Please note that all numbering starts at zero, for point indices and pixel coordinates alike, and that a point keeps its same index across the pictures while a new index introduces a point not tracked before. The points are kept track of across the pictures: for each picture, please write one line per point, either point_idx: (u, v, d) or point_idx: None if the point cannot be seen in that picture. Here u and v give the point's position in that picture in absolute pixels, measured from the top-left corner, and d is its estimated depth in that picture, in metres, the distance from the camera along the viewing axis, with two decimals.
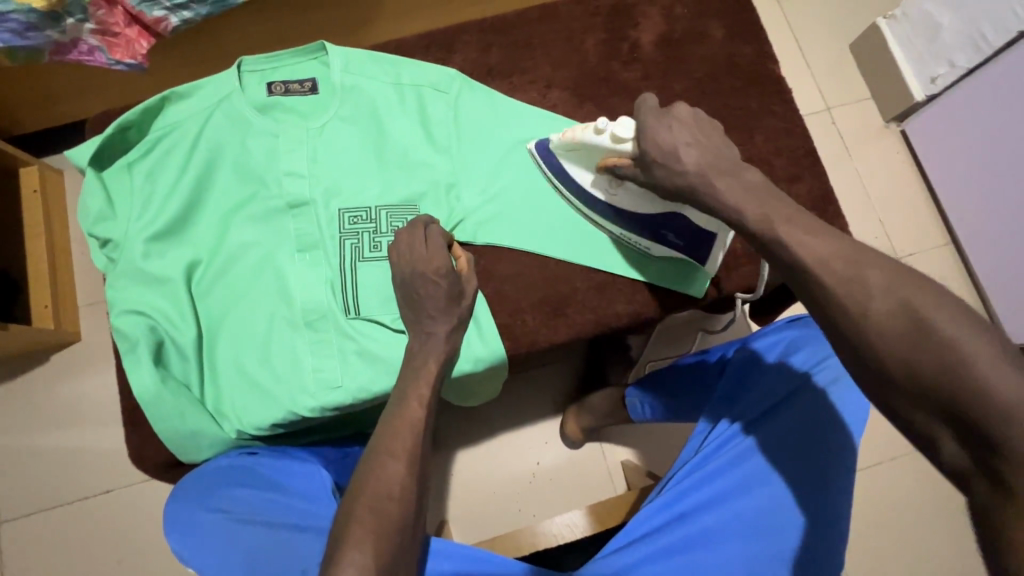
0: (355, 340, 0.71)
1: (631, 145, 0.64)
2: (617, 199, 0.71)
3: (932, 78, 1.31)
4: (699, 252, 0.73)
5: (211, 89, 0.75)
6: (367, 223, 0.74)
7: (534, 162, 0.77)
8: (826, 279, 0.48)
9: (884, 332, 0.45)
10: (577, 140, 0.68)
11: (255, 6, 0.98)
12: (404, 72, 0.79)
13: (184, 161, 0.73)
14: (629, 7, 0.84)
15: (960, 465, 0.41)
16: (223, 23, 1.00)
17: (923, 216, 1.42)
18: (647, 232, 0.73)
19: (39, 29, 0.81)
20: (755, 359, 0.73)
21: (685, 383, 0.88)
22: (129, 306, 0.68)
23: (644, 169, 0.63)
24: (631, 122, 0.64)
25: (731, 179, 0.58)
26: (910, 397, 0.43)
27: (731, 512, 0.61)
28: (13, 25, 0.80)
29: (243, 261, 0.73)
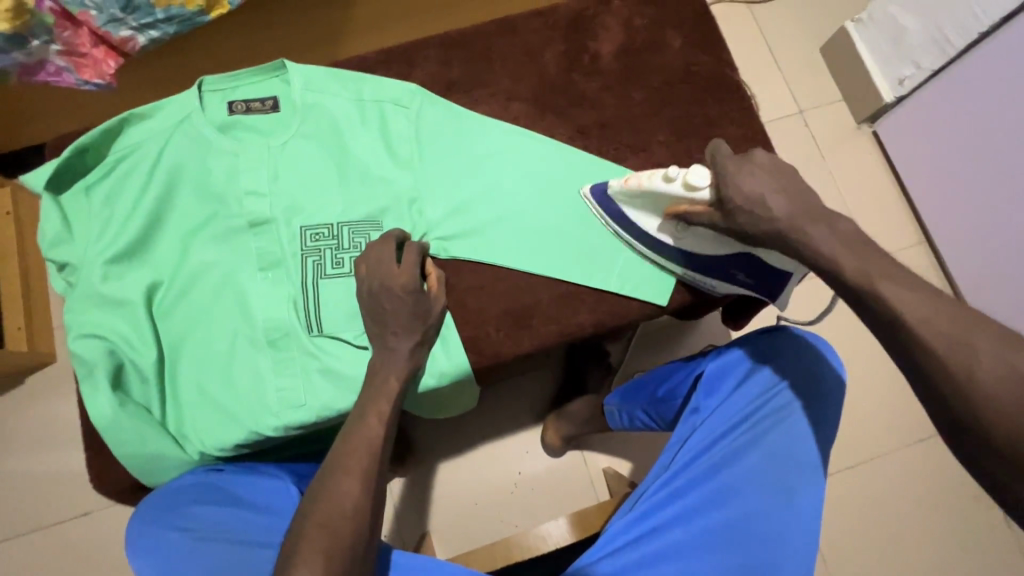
0: (317, 358, 0.71)
1: (707, 194, 0.65)
2: (684, 243, 0.73)
3: (899, 80, 1.33)
4: (768, 288, 0.77)
5: (171, 109, 0.75)
6: (329, 240, 0.74)
7: (586, 206, 0.78)
8: (934, 340, 0.49)
9: (977, 377, 0.47)
10: (647, 188, 0.69)
11: (220, 23, 0.98)
12: (366, 88, 0.79)
13: (144, 182, 0.73)
14: (587, 19, 0.85)
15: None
16: (189, 40, 1.00)
17: (896, 217, 1.43)
18: (715, 273, 0.75)
19: (4, 51, 0.81)
20: (725, 373, 0.75)
21: (661, 393, 0.87)
22: (87, 330, 0.68)
23: (724, 216, 0.64)
24: (702, 169, 0.65)
25: (827, 227, 0.60)
26: (1003, 460, 0.46)
27: (700, 525, 0.62)
28: None
29: (204, 281, 0.72)
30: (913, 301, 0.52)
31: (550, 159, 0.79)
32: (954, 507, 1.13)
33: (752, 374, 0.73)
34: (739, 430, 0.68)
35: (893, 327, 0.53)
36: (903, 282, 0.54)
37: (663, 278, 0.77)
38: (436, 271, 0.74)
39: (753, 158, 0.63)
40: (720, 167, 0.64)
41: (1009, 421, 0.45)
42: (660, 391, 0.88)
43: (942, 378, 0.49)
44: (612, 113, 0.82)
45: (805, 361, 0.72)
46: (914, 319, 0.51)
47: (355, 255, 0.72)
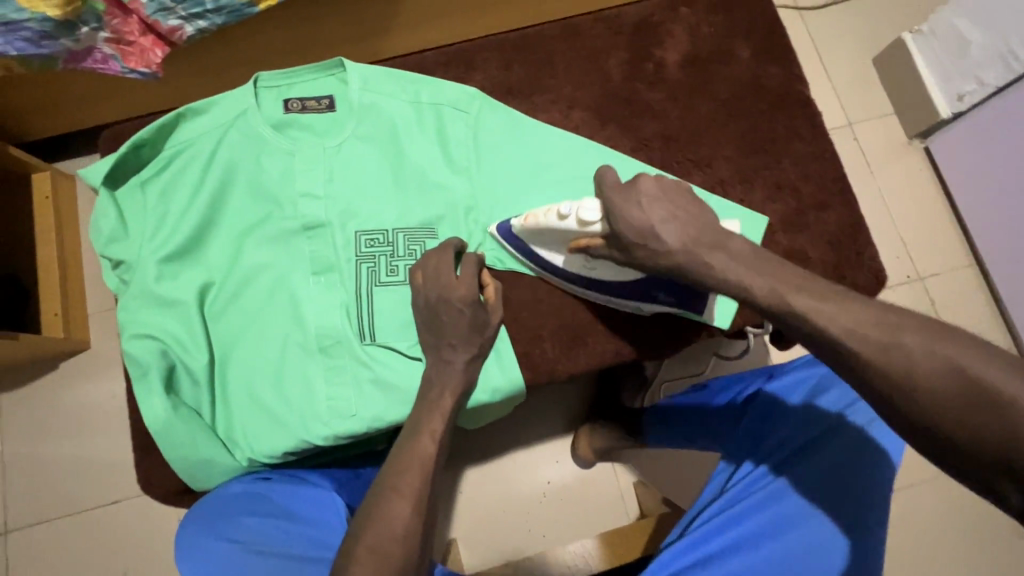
0: (369, 368, 0.69)
1: (600, 226, 0.63)
2: (597, 273, 0.70)
3: (958, 95, 1.28)
4: (693, 304, 0.70)
5: (226, 105, 0.73)
6: (384, 246, 0.72)
7: (501, 246, 0.73)
8: (865, 350, 0.48)
9: (921, 381, 0.46)
10: (536, 224, 0.66)
11: (270, 15, 0.97)
12: (424, 89, 0.77)
13: (199, 180, 0.72)
14: (652, 26, 0.82)
15: (1013, 502, 0.43)
16: (238, 31, 0.98)
17: (946, 237, 1.38)
18: (635, 294, 0.70)
19: (53, 37, 0.80)
20: (787, 393, 0.70)
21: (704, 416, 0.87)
22: (141, 330, 0.67)
23: (621, 250, 0.62)
24: (594, 202, 0.63)
25: (723, 253, 0.57)
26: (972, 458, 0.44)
27: (763, 554, 0.57)
28: (27, 34, 0.78)
29: (257, 283, 0.71)
30: (833, 312, 0.50)
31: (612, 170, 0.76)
32: (999, 542, 1.09)
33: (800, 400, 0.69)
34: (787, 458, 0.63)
35: (821, 343, 0.50)
36: (812, 294, 0.52)
37: (722, 302, 0.75)
38: (493, 282, 0.72)
39: (638, 186, 0.60)
40: (607, 200, 0.61)
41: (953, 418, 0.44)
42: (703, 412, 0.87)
43: (886, 388, 0.47)
44: (676, 125, 0.79)
45: None
46: (839, 333, 0.49)
47: (410, 264, 0.71)
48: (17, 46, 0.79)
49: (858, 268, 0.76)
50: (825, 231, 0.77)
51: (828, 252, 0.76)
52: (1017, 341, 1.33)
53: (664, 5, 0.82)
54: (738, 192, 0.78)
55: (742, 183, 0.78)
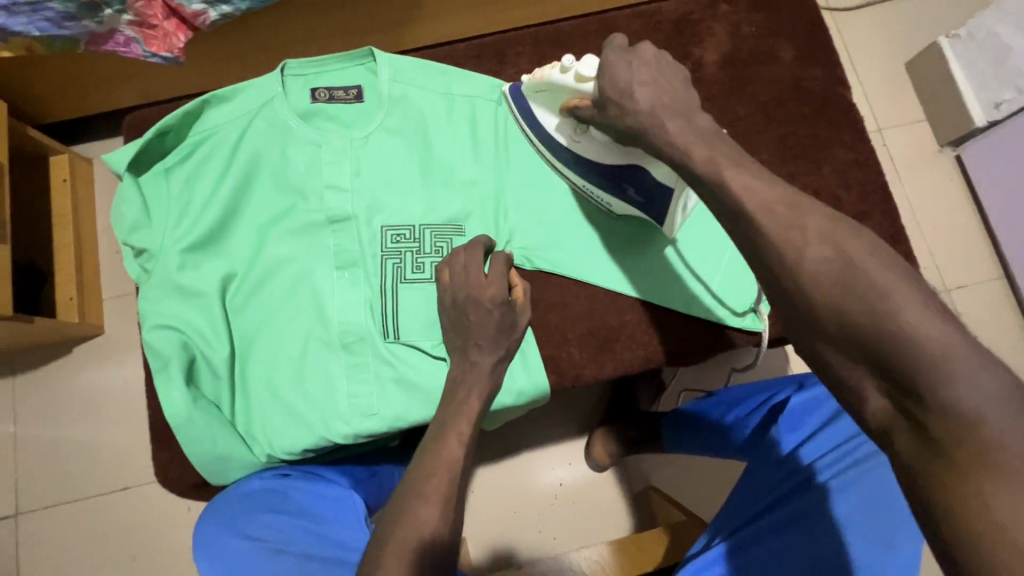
0: (392, 366, 0.67)
1: (592, 86, 0.60)
2: (579, 147, 0.67)
3: (995, 103, 1.24)
4: (659, 211, 0.67)
5: (253, 93, 0.72)
6: (410, 242, 0.71)
7: (507, 108, 0.74)
8: (770, 224, 0.44)
9: (805, 262, 0.42)
10: (541, 74, 0.65)
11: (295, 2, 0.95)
12: (455, 82, 0.75)
13: (223, 168, 0.70)
14: (691, 23, 0.79)
15: (875, 405, 0.39)
16: (262, 17, 0.97)
17: (975, 248, 1.35)
18: (607, 185, 0.68)
19: (76, 18, 0.79)
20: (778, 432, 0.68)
21: (729, 419, 0.86)
22: (162, 320, 0.66)
23: (601, 111, 0.59)
24: (595, 61, 0.60)
25: (683, 121, 0.53)
26: (836, 348, 0.41)
27: None
28: (50, 14, 0.77)
29: (280, 277, 0.70)
30: (756, 186, 0.46)
31: None
32: None
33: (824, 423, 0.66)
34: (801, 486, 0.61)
35: (732, 217, 0.46)
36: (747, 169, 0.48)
37: (743, 292, 0.73)
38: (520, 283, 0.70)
39: (639, 50, 0.56)
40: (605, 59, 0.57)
41: (829, 305, 0.41)
42: (726, 417, 0.86)
43: (779, 279, 0.43)
44: None
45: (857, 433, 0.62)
46: (751, 206, 0.45)
47: (437, 260, 0.69)
48: (39, 27, 0.78)
49: None
50: None
51: None
52: None
53: (705, 2, 0.79)
54: None
55: None
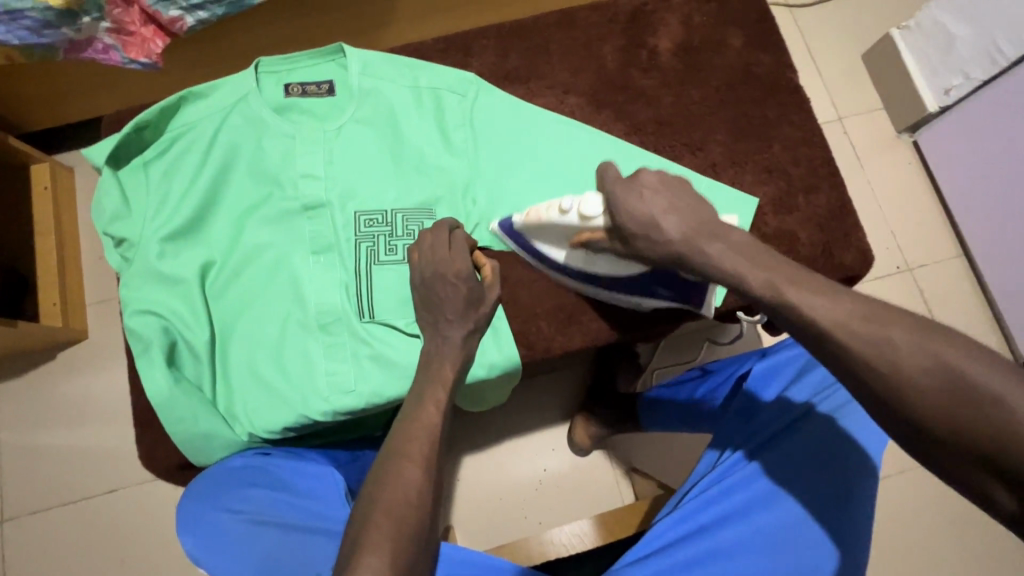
0: (369, 344, 0.70)
1: (600, 221, 0.62)
2: (597, 267, 0.69)
3: (945, 89, 1.30)
4: (692, 297, 0.72)
5: (229, 89, 0.75)
6: (383, 226, 0.74)
7: (503, 244, 0.75)
8: (852, 341, 0.46)
9: (902, 372, 0.44)
10: (538, 218, 0.68)
11: (268, 8, 0.99)
12: (422, 75, 0.78)
13: (201, 161, 0.73)
14: (646, 15, 0.83)
15: (1002, 503, 0.41)
16: (235, 24, 1.01)
17: (933, 228, 1.41)
18: (635, 291, 0.71)
19: (55, 26, 0.81)
20: (768, 379, 0.72)
21: (699, 393, 0.89)
22: (143, 306, 0.68)
23: (623, 242, 0.61)
24: (595, 197, 0.62)
25: (722, 243, 0.54)
26: (957, 451, 0.42)
27: (753, 524, 0.58)
28: (28, 22, 0.79)
29: (257, 262, 0.72)
30: (824, 305, 0.48)
31: (599, 153, 0.78)
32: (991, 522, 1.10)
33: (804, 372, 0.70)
34: (793, 430, 0.64)
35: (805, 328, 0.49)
36: (807, 287, 0.50)
37: None
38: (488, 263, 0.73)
39: (639, 177, 0.59)
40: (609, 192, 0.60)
41: (941, 412, 0.43)
42: (697, 391, 0.90)
43: (879, 385, 0.45)
44: (669, 111, 0.81)
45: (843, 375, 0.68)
46: (827, 324, 0.47)
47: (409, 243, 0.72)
48: (17, 35, 0.80)
49: (847, 248, 0.78)
50: (814, 213, 0.79)
51: (816, 233, 0.78)
52: (1003, 329, 1.35)
53: None
54: (730, 175, 0.79)
55: (734, 166, 0.80)
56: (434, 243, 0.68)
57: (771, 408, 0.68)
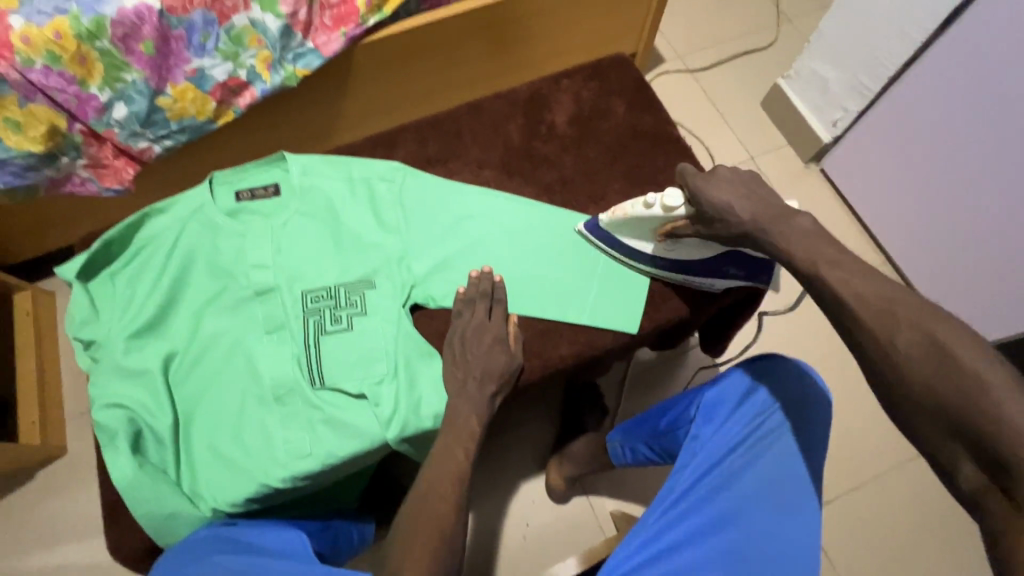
0: (321, 409, 0.76)
1: (684, 207, 0.76)
2: (674, 254, 0.83)
3: (832, 122, 1.49)
4: (761, 278, 0.85)
5: (187, 201, 0.86)
6: (328, 301, 0.82)
7: (588, 242, 0.88)
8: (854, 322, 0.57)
9: (888, 351, 0.54)
10: (621, 221, 0.82)
11: (238, 129, 1.25)
12: (355, 168, 0.90)
13: (163, 265, 0.82)
14: (542, 96, 0.99)
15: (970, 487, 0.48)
16: (207, 142, 1.24)
17: (854, 241, 1.54)
18: (710, 274, 0.84)
19: (37, 167, 1.11)
20: (717, 405, 0.77)
21: (663, 425, 0.88)
22: (110, 400, 0.74)
23: (705, 222, 0.74)
24: (675, 191, 0.76)
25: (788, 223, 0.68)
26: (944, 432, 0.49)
27: (712, 544, 0.61)
28: (15, 168, 1.09)
29: (216, 347, 0.80)
30: (835, 295, 0.60)
31: (516, 214, 0.89)
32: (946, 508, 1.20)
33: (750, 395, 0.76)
34: (739, 451, 0.70)
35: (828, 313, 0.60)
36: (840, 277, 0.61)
37: (630, 311, 0.86)
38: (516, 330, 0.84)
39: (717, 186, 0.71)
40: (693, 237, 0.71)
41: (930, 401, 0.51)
42: (662, 422, 0.88)
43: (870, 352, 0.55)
44: (571, 171, 0.94)
45: (782, 393, 0.75)
46: (834, 306, 0.59)
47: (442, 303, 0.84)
48: (7, 179, 1.09)
49: None
50: None
51: None
52: None
53: (548, 79, 1.00)
54: None
55: None
56: (476, 310, 0.81)
57: (719, 432, 0.72)
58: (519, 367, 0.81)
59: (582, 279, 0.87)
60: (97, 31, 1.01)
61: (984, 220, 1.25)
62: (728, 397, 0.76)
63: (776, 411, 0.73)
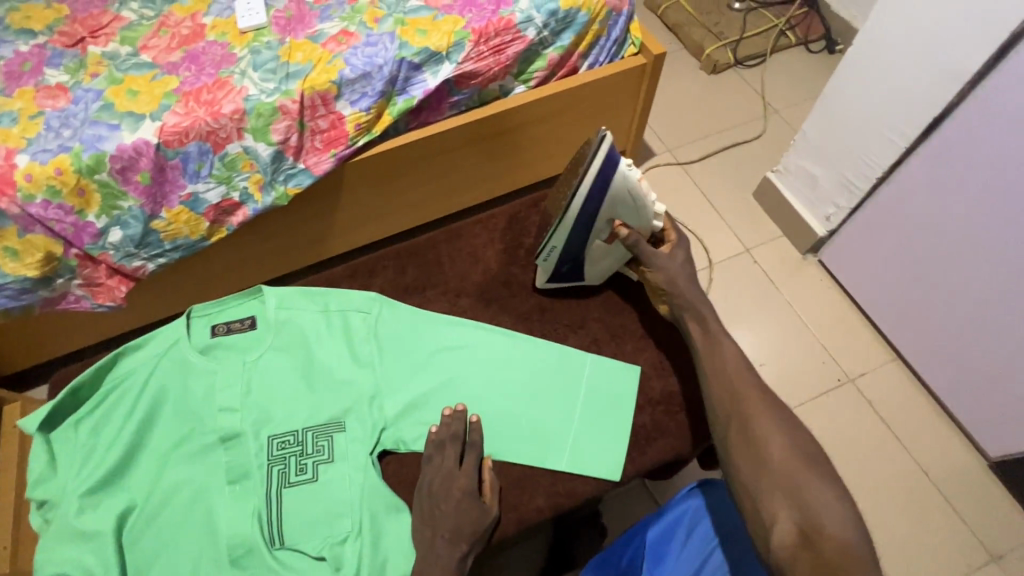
0: (279, 574, 0.71)
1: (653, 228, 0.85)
2: (609, 211, 0.82)
3: (826, 216, 1.47)
4: (570, 278, 0.90)
5: (160, 340, 0.85)
6: (294, 447, 0.79)
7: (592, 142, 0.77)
8: None
9: None
10: (637, 188, 0.81)
11: (229, 244, 1.27)
12: (331, 300, 0.89)
13: (129, 411, 0.80)
14: (521, 220, 0.99)
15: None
16: (201, 258, 1.27)
17: (861, 335, 1.48)
18: (578, 245, 0.84)
19: (32, 290, 1.12)
20: (667, 542, 0.82)
21: (625, 562, 0.84)
22: (56, 569, 0.70)
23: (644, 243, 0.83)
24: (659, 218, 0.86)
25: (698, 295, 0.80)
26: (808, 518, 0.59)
27: None
28: (13, 290, 1.11)
29: (175, 501, 0.76)
30: None
31: (491, 345, 0.86)
32: None
33: (692, 526, 0.82)
34: None
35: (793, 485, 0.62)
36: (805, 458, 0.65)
37: (613, 453, 0.81)
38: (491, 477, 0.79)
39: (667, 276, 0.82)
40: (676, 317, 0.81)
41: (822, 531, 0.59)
42: (623, 559, 0.84)
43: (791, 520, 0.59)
44: (550, 298, 0.92)
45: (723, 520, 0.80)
46: None
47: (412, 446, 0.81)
48: (2, 301, 1.11)
49: None
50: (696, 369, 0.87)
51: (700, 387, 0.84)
52: (961, 425, 1.36)
53: (528, 203, 1.01)
54: (612, 348, 0.89)
55: (614, 339, 0.89)
56: (445, 456, 0.77)
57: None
58: (494, 520, 0.76)
59: (560, 417, 0.82)
60: (96, 165, 1.07)
61: (988, 323, 1.20)
62: (672, 534, 0.82)
63: (715, 541, 0.80)
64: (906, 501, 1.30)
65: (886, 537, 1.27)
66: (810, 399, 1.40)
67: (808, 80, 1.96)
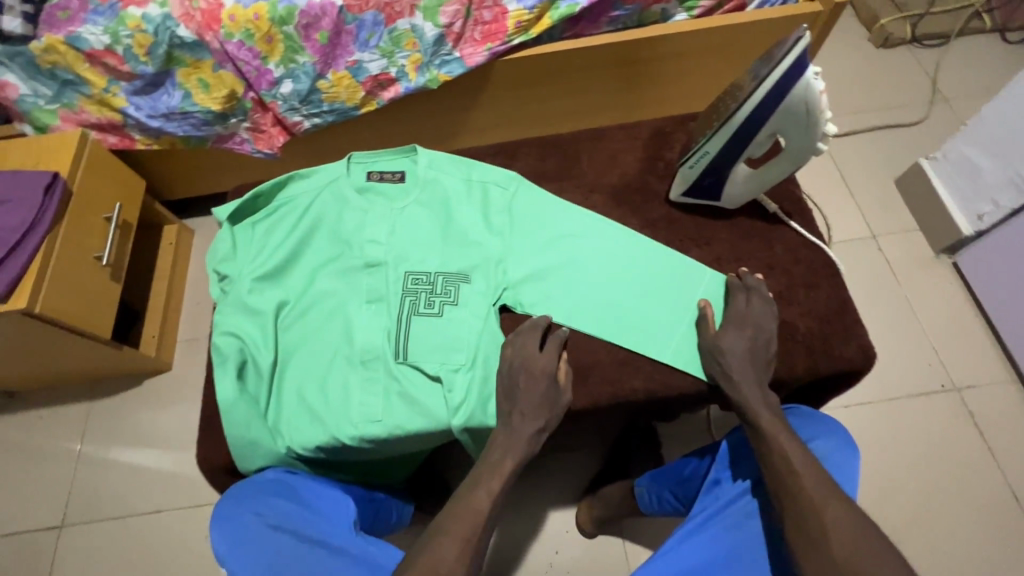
0: (398, 382, 0.82)
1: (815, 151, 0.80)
2: (775, 126, 0.78)
3: (978, 215, 1.35)
4: (706, 194, 0.91)
5: (326, 173, 0.95)
6: (425, 285, 0.88)
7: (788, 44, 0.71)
8: None
9: None
10: (814, 103, 0.74)
11: (376, 118, 1.37)
12: (475, 171, 0.96)
13: (295, 223, 0.92)
14: (665, 134, 1.00)
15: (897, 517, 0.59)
16: (349, 125, 1.38)
17: (980, 348, 1.38)
18: (729, 158, 0.84)
19: (210, 123, 1.28)
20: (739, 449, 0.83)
21: (687, 473, 0.90)
22: (228, 328, 0.84)
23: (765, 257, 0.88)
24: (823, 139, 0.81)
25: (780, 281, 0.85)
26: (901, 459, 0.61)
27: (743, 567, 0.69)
28: (194, 121, 1.27)
29: (322, 305, 0.88)
30: None
31: (615, 240, 0.90)
32: None
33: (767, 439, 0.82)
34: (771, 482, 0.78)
35: None
36: None
37: None
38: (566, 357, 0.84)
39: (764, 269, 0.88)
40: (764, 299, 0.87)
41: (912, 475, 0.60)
42: (686, 468, 0.90)
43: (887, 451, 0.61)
44: (679, 211, 0.94)
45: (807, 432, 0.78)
46: None
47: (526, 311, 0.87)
48: (186, 128, 1.27)
49: (847, 342, 0.84)
50: (815, 307, 0.86)
51: (815, 323, 0.85)
52: None
53: (676, 119, 1.01)
54: (731, 270, 0.90)
55: (736, 262, 0.90)
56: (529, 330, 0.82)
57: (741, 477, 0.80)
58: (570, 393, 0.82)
59: (669, 316, 0.86)
60: (287, 17, 1.17)
61: None
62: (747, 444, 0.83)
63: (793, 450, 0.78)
64: (987, 523, 1.23)
65: (955, 551, 1.21)
66: (905, 396, 1.34)
67: (994, 72, 1.75)
